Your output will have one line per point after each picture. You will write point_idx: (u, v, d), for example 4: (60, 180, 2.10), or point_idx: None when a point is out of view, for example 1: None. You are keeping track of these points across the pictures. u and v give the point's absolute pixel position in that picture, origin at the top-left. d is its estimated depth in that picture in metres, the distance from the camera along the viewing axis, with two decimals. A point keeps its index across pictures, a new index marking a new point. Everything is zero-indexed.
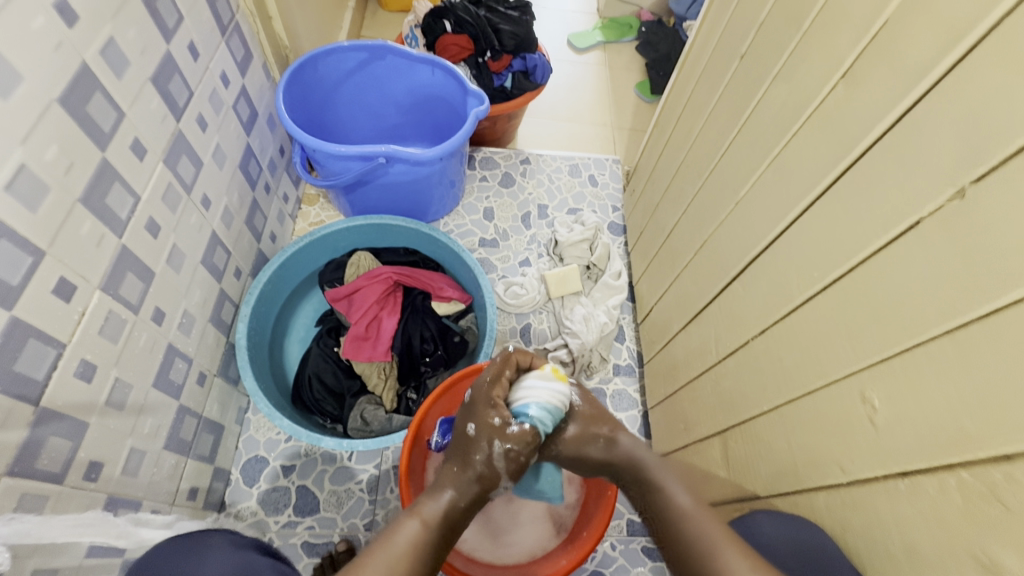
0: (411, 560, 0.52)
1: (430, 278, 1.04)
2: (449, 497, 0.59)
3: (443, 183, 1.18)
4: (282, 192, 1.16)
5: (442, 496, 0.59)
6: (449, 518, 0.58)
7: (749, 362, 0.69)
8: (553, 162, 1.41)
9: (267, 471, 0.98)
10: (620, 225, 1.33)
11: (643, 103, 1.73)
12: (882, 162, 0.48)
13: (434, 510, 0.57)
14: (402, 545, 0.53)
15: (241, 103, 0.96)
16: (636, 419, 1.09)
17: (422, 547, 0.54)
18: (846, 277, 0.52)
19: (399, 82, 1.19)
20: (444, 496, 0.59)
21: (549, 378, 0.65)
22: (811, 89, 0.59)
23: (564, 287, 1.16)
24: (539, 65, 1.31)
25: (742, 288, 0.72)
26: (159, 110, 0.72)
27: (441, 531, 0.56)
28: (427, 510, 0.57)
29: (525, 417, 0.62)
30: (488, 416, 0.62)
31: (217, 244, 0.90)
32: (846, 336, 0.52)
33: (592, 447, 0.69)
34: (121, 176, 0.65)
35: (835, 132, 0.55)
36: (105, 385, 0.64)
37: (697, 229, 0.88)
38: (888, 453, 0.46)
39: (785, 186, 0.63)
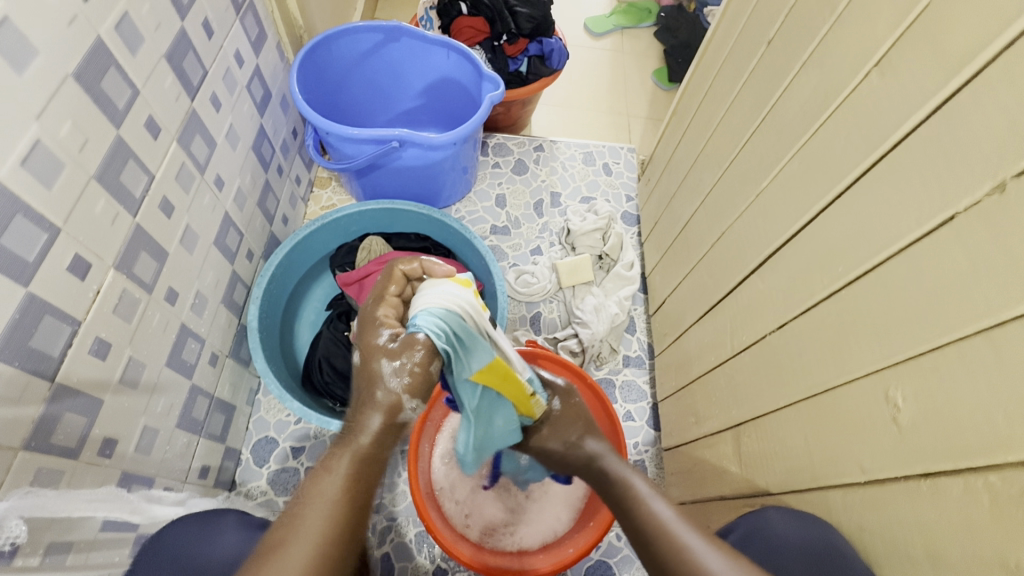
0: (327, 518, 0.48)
1: (442, 264, 1.03)
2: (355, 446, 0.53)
3: (455, 168, 1.16)
4: (294, 174, 1.15)
5: (352, 441, 0.54)
6: (365, 461, 0.53)
7: (766, 356, 0.68)
8: (567, 150, 1.39)
9: (277, 452, 0.99)
10: (633, 215, 1.31)
11: (660, 91, 1.70)
12: (918, 153, 0.47)
13: (340, 463, 0.52)
14: (321, 508, 0.48)
15: (255, 83, 0.95)
16: (645, 411, 1.08)
17: (340, 502, 0.49)
18: (874, 272, 0.51)
19: (413, 65, 1.18)
20: (352, 441, 0.53)
21: (444, 286, 0.60)
22: (843, 76, 0.57)
23: (578, 276, 1.15)
24: (556, 50, 1.28)
25: (761, 281, 0.71)
26: (173, 88, 0.71)
27: (355, 479, 0.51)
28: (335, 463, 0.52)
29: (415, 326, 0.57)
30: (373, 337, 0.59)
31: (230, 225, 0.89)
32: (871, 333, 0.50)
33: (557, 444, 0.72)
34: (135, 154, 0.65)
35: (867, 121, 0.53)
36: (119, 363, 0.64)
37: (716, 221, 0.86)
38: (912, 452, 0.45)
39: (812, 177, 0.61)
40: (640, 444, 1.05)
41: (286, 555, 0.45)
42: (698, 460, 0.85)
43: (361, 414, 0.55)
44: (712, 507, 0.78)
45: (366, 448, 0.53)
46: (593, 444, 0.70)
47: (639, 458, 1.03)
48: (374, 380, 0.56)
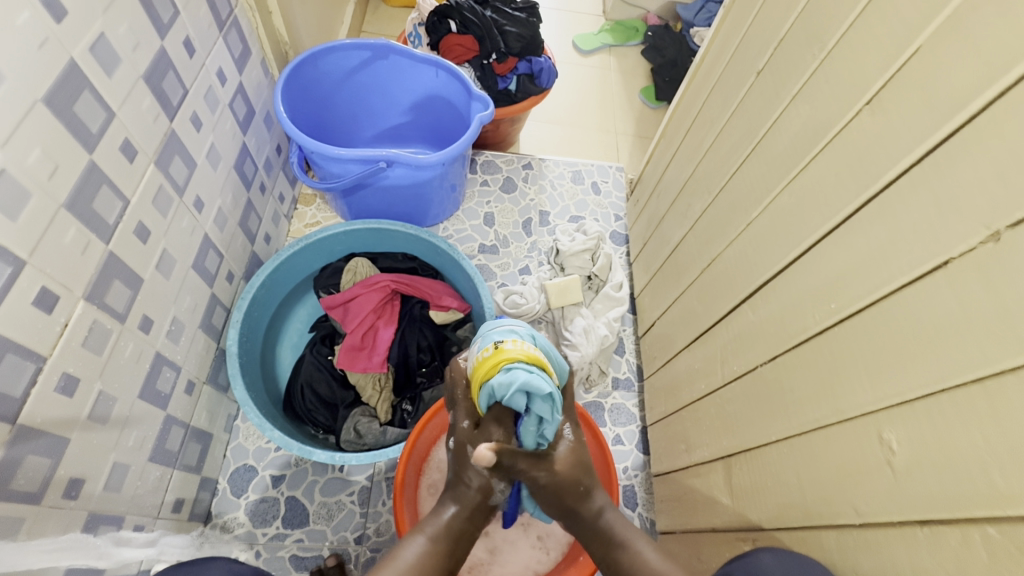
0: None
1: (429, 287, 1.01)
2: (450, 513, 0.63)
3: (443, 187, 1.15)
4: (277, 192, 1.12)
5: (444, 511, 0.64)
6: (446, 537, 0.62)
7: (757, 388, 0.68)
8: (555, 168, 1.39)
9: (255, 481, 0.95)
10: (622, 234, 1.31)
11: (647, 108, 1.71)
12: (912, 194, 0.47)
13: (434, 529, 0.62)
14: (401, 563, 0.58)
15: (238, 101, 0.93)
16: (634, 435, 1.07)
17: (422, 565, 0.58)
18: (867, 311, 0.51)
19: (401, 83, 1.16)
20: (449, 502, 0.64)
21: None
22: (833, 112, 0.57)
23: (564, 297, 1.13)
24: (545, 69, 1.28)
25: (752, 312, 0.70)
26: (151, 109, 0.69)
27: (435, 551, 0.60)
28: (429, 526, 0.62)
29: None
30: (461, 422, 0.68)
31: (209, 247, 0.86)
32: (864, 373, 0.50)
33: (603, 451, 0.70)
34: (109, 178, 0.62)
35: (859, 160, 0.53)
36: (88, 399, 0.61)
37: (706, 247, 0.86)
38: (906, 499, 0.45)
39: (803, 211, 0.61)
40: (630, 468, 1.04)
41: None
42: (689, 489, 0.84)
43: (452, 490, 0.65)
44: (703, 538, 0.77)
45: (458, 519, 0.63)
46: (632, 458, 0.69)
47: (628, 482, 1.02)
48: (467, 472, 0.65)
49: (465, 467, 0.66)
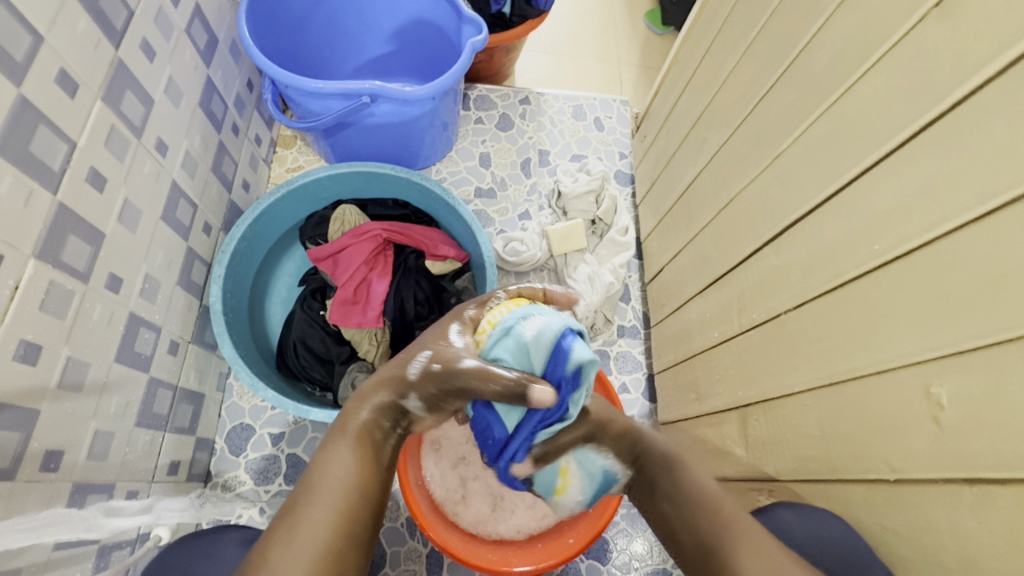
0: (344, 484, 0.54)
1: (423, 235, 0.94)
2: (378, 398, 0.60)
3: (434, 125, 1.05)
4: (252, 133, 1.03)
5: (369, 401, 0.60)
6: (370, 427, 0.59)
7: (780, 336, 0.63)
8: (555, 103, 1.28)
9: (253, 439, 0.93)
10: (627, 174, 1.23)
11: (652, 34, 1.57)
12: (989, 114, 0.40)
13: (355, 423, 0.59)
14: (331, 466, 0.55)
15: (196, 26, 0.81)
16: (641, 383, 1.04)
17: (350, 462, 0.56)
18: (917, 253, 0.45)
19: (381, 5, 1.03)
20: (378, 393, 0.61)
21: None
22: (892, 20, 0.49)
23: (566, 243, 1.07)
24: None
25: (777, 257, 0.65)
26: (91, 34, 0.59)
27: (366, 452, 0.57)
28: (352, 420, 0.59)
29: None
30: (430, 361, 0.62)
31: (180, 196, 0.79)
32: (913, 322, 0.45)
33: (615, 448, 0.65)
34: (47, 117, 0.54)
35: (922, 76, 0.45)
36: (55, 366, 0.56)
37: (723, 186, 0.79)
38: (955, 458, 0.42)
39: (847, 141, 0.54)
40: (636, 416, 1.02)
41: (305, 517, 0.50)
42: (699, 439, 0.82)
43: (378, 382, 0.62)
44: None
45: (380, 410, 0.60)
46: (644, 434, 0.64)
47: None
48: (400, 362, 0.63)
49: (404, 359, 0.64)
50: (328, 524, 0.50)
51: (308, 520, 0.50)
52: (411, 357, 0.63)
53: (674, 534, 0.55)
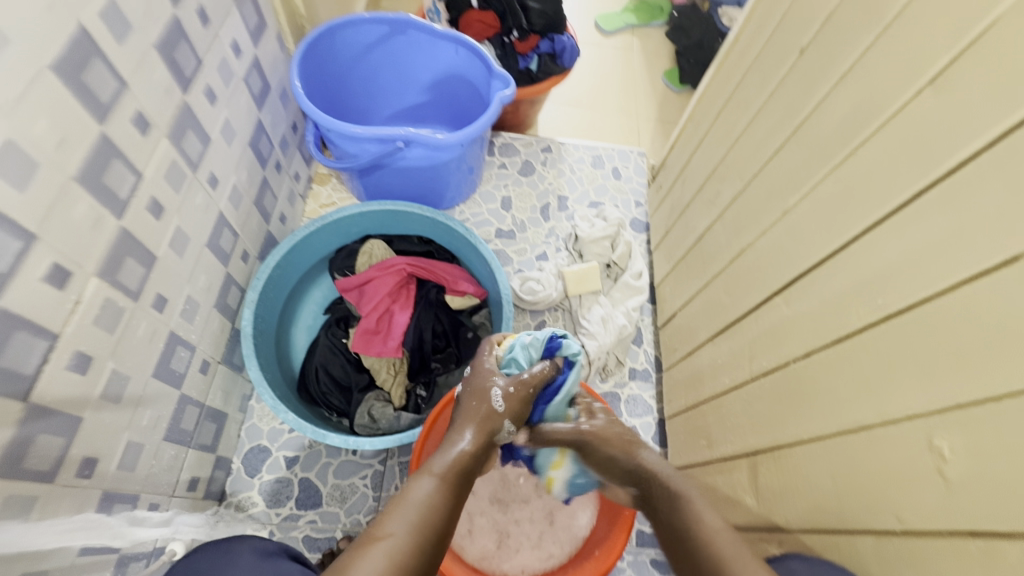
0: (423, 516, 0.50)
1: (445, 271, 0.99)
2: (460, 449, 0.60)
3: (461, 169, 1.12)
4: (293, 171, 1.11)
5: (454, 446, 0.61)
6: (460, 465, 0.58)
7: (790, 383, 0.65)
8: (575, 152, 1.35)
9: (269, 461, 0.95)
10: (643, 221, 1.27)
11: (670, 92, 1.65)
12: (982, 182, 0.43)
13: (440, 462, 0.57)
14: (417, 501, 0.51)
15: (253, 75, 0.90)
16: (651, 427, 1.05)
17: (438, 498, 0.53)
18: (921, 307, 0.47)
19: (419, 60, 1.13)
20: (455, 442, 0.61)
21: None
22: (893, 93, 0.53)
23: (581, 284, 1.11)
24: (567, 48, 1.24)
25: (787, 306, 0.67)
26: (164, 81, 0.66)
27: (449, 493, 0.54)
28: (436, 463, 0.57)
29: None
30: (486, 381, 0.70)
31: (224, 226, 0.85)
32: (916, 374, 0.47)
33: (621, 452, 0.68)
34: (121, 152, 0.60)
35: (922, 144, 0.49)
36: (100, 377, 0.60)
37: (735, 236, 0.83)
38: (958, 509, 0.43)
39: (854, 200, 0.57)
40: None
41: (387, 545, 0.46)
42: (709, 486, 0.82)
43: (461, 426, 0.64)
44: None
45: (471, 451, 0.61)
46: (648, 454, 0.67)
47: None
48: (472, 410, 0.66)
49: (472, 406, 0.67)
50: (416, 557, 0.47)
51: (399, 549, 0.46)
52: (484, 403, 0.66)
53: (680, 540, 0.53)
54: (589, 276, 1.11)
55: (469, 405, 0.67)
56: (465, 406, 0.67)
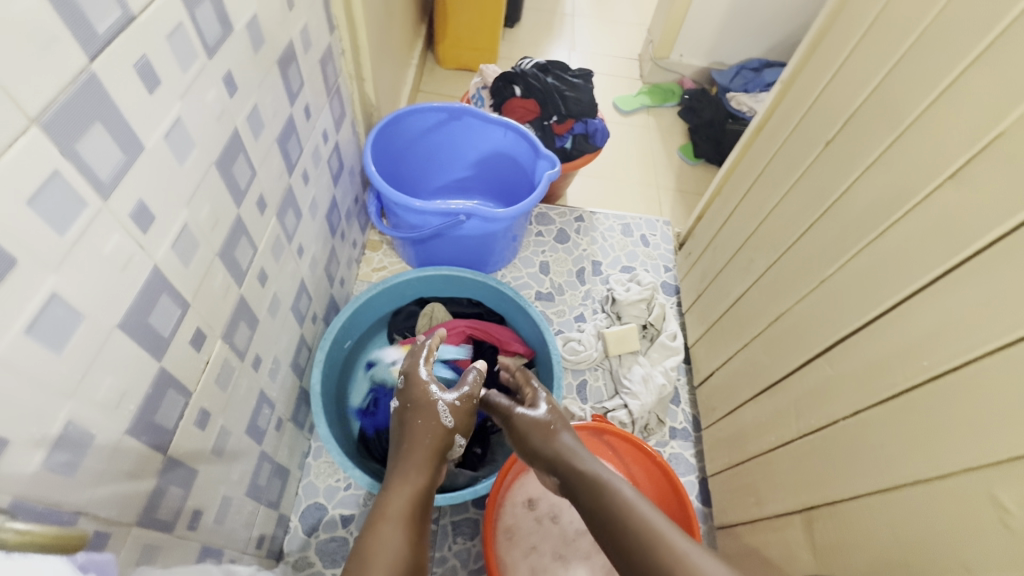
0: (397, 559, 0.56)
1: (500, 332, 1.07)
2: (413, 479, 0.67)
3: (507, 237, 1.21)
4: (352, 239, 1.20)
5: (407, 481, 0.66)
6: (414, 495, 0.65)
7: (839, 440, 0.70)
8: (606, 221, 1.46)
9: (325, 519, 0.97)
10: (672, 285, 1.36)
11: (686, 165, 1.80)
12: (1008, 263, 0.51)
13: (394, 502, 0.63)
14: (385, 551, 0.56)
15: (333, 157, 1.01)
16: (694, 485, 1.08)
17: (404, 543, 0.58)
18: (965, 369, 0.54)
19: (470, 141, 1.26)
20: (410, 474, 0.67)
21: None
22: (916, 184, 0.63)
23: (620, 344, 1.18)
24: (599, 130, 1.37)
25: (831, 366, 0.73)
26: (278, 168, 0.76)
27: (410, 530, 0.60)
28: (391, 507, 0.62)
29: None
30: (427, 397, 0.76)
31: (303, 290, 0.93)
32: (968, 431, 0.53)
33: (541, 437, 0.76)
34: (247, 230, 0.69)
35: (948, 229, 0.58)
36: (213, 432, 0.65)
37: (772, 302, 0.90)
38: (1022, 556, 0.47)
39: (889, 273, 0.65)
40: None
41: None
42: (762, 545, 0.84)
43: (409, 455, 0.70)
44: None
45: (421, 482, 0.67)
46: (568, 438, 0.75)
47: None
48: (417, 431, 0.73)
49: (417, 426, 0.73)
50: None
51: None
52: (429, 422, 0.73)
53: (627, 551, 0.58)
54: (627, 336, 1.18)
55: (417, 429, 0.73)
56: (410, 436, 0.73)
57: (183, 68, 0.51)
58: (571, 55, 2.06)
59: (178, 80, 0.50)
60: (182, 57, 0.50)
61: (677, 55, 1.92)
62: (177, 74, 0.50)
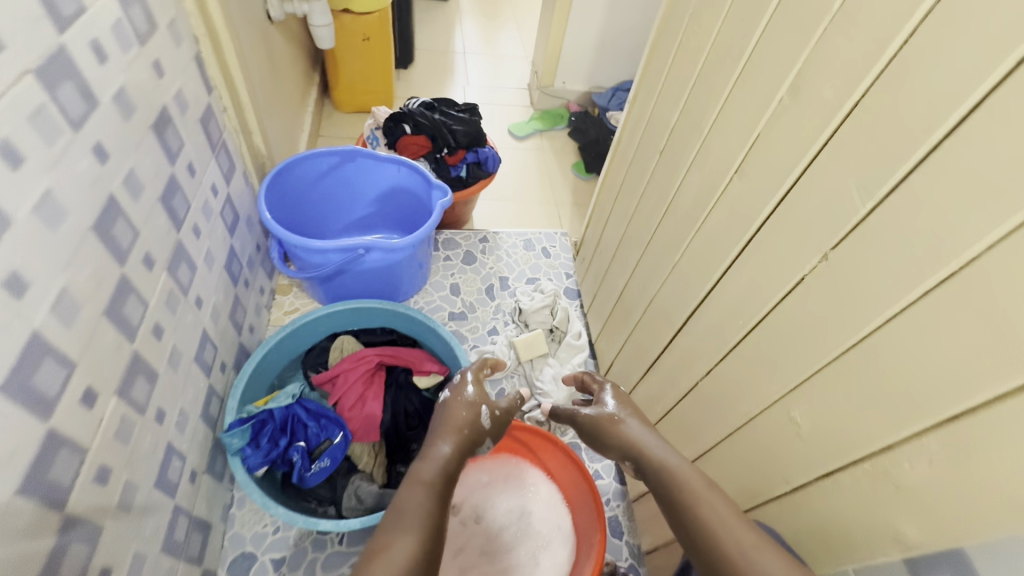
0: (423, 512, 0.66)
1: (411, 355, 1.12)
2: (446, 451, 0.76)
3: (413, 265, 1.28)
4: (258, 285, 1.22)
5: (438, 450, 0.76)
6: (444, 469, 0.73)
7: (704, 398, 0.82)
8: (509, 239, 1.57)
9: (255, 567, 0.97)
10: (575, 289, 1.48)
11: (580, 180, 1.96)
12: (773, 233, 0.65)
13: (430, 472, 0.72)
14: (411, 507, 0.66)
15: (226, 209, 1.05)
16: (611, 468, 1.18)
17: (429, 500, 0.68)
18: (763, 322, 0.67)
19: (367, 179, 1.33)
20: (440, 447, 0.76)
21: None
22: (716, 178, 0.77)
23: (529, 350, 1.27)
24: (490, 157, 1.47)
25: (687, 338, 0.86)
26: (164, 225, 0.80)
27: (439, 493, 0.70)
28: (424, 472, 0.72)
29: None
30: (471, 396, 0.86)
31: (207, 340, 0.95)
32: (773, 371, 0.66)
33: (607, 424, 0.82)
34: (136, 287, 0.72)
35: (739, 210, 0.72)
36: (117, 489, 0.66)
37: (645, 291, 1.03)
38: (817, 460, 0.61)
39: (712, 252, 0.79)
40: (612, 500, 1.13)
41: (390, 556, 0.59)
42: None
43: (443, 433, 0.79)
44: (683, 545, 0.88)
45: (448, 454, 0.76)
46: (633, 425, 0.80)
47: (612, 514, 1.11)
48: (457, 418, 0.81)
49: (458, 415, 0.82)
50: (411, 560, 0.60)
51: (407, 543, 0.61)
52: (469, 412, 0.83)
53: (680, 509, 0.67)
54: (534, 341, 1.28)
55: (453, 412, 0.83)
56: (443, 420, 0.81)
57: (50, 143, 0.55)
58: (465, 90, 2.19)
59: (46, 154, 0.54)
60: (47, 134, 0.55)
61: (560, 82, 2.11)
62: (43, 149, 0.54)
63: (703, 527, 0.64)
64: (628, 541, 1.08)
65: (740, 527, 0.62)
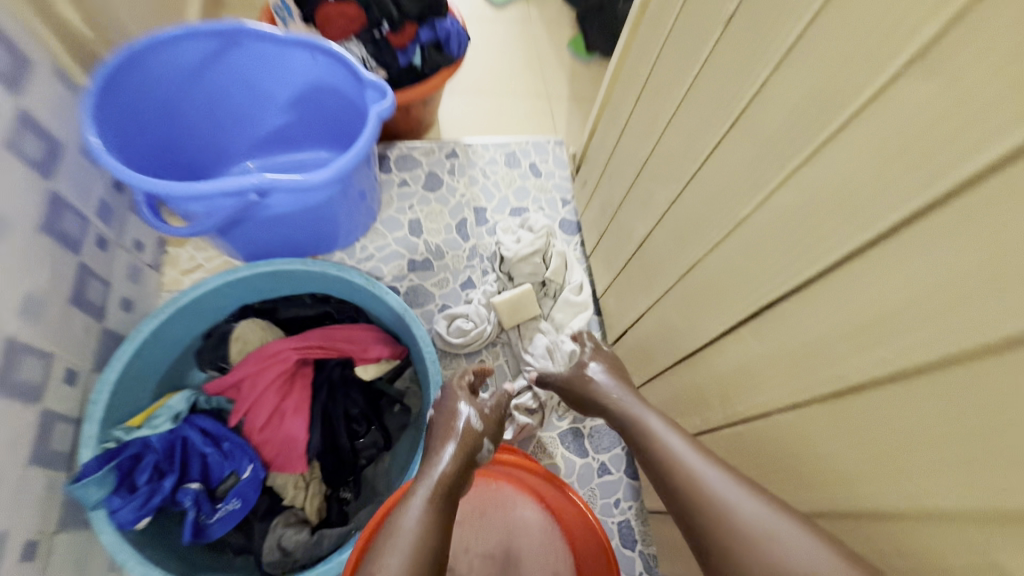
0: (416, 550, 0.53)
1: (347, 338, 0.80)
2: (443, 465, 0.63)
3: (351, 201, 0.92)
4: (129, 240, 0.86)
5: (434, 467, 0.63)
6: (444, 488, 0.61)
7: (785, 437, 0.54)
8: (485, 153, 1.18)
9: None
10: (573, 221, 1.13)
11: (579, 63, 1.49)
12: (1006, 212, 0.31)
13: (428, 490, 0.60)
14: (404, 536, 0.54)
15: (26, 138, 0.66)
16: (621, 459, 0.94)
17: (428, 533, 0.55)
18: (942, 372, 0.36)
19: (269, 75, 0.90)
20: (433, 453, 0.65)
21: None
22: (851, 79, 0.40)
23: (516, 315, 0.96)
24: (453, 34, 1.04)
25: (757, 342, 0.55)
26: None
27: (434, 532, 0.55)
28: (419, 492, 0.59)
29: None
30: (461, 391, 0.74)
31: (20, 353, 0.62)
32: (949, 460, 0.37)
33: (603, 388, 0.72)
34: None
35: (908, 153, 0.37)
36: None
37: (680, 251, 0.69)
38: None
39: (825, 220, 0.44)
40: (622, 501, 0.91)
41: None
42: None
43: (441, 439, 0.67)
44: None
45: (448, 469, 0.63)
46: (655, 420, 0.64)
47: (623, 518, 0.90)
48: (448, 424, 0.69)
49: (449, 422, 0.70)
50: None
51: None
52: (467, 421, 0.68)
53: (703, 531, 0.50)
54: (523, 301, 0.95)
55: (444, 415, 0.71)
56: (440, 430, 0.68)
57: None
58: None
59: None
60: None
61: None
62: None
63: (690, 500, 0.52)
64: (642, 551, 0.88)
65: (721, 479, 0.53)
